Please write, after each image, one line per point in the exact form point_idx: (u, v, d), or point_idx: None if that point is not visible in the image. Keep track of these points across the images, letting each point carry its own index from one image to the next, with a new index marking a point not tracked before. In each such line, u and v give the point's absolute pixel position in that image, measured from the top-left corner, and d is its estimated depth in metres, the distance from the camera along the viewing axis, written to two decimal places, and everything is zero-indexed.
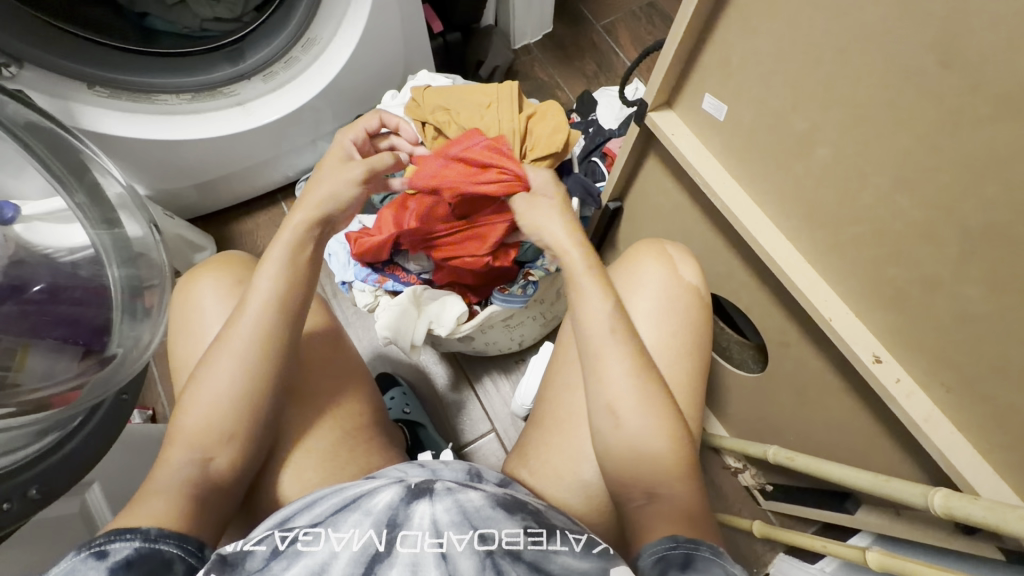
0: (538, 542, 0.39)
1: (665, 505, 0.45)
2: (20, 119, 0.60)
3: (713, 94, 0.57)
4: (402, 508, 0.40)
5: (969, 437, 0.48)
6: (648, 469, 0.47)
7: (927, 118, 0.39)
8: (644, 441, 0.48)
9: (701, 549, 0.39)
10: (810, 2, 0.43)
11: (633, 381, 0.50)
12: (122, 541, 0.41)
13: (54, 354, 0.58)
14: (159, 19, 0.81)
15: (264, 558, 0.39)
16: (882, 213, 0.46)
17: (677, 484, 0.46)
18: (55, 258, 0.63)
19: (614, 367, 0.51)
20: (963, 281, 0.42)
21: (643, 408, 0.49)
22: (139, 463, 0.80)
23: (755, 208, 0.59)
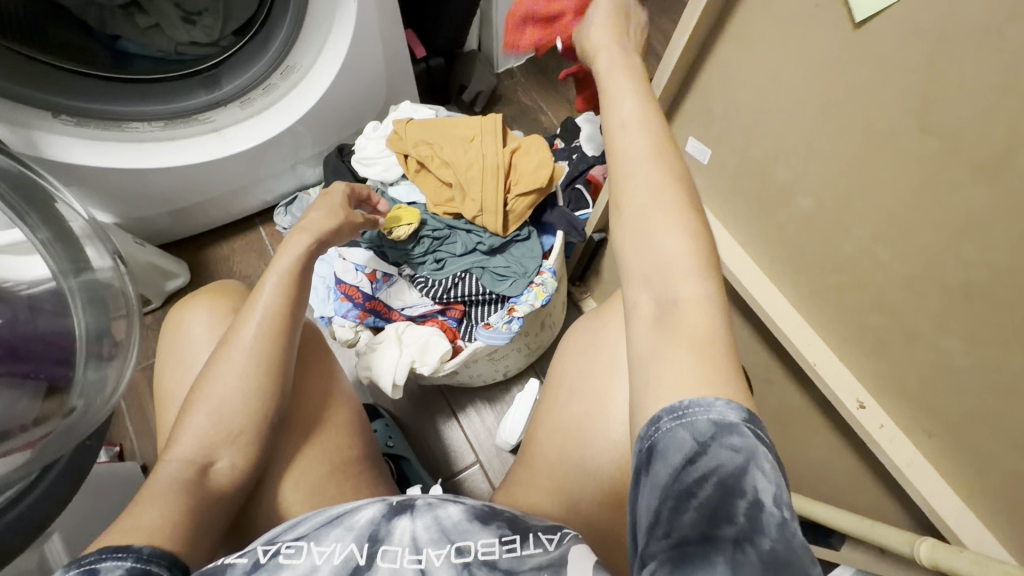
0: (513, 549, 0.38)
1: (677, 329, 0.37)
2: None
3: (697, 137, 0.57)
4: (383, 524, 0.40)
5: (953, 485, 0.48)
6: (660, 276, 0.39)
7: (909, 176, 0.40)
8: (663, 244, 0.39)
9: (660, 426, 0.33)
10: (792, 59, 0.44)
11: (657, 168, 0.41)
12: (113, 560, 0.37)
13: (14, 395, 0.53)
14: (132, 43, 0.78)
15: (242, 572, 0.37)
16: (864, 264, 0.47)
17: (692, 290, 0.38)
18: (14, 292, 0.57)
19: (630, 143, 0.42)
20: (945, 335, 0.43)
21: (663, 201, 0.40)
22: (104, 508, 0.75)
23: (739, 249, 0.60)
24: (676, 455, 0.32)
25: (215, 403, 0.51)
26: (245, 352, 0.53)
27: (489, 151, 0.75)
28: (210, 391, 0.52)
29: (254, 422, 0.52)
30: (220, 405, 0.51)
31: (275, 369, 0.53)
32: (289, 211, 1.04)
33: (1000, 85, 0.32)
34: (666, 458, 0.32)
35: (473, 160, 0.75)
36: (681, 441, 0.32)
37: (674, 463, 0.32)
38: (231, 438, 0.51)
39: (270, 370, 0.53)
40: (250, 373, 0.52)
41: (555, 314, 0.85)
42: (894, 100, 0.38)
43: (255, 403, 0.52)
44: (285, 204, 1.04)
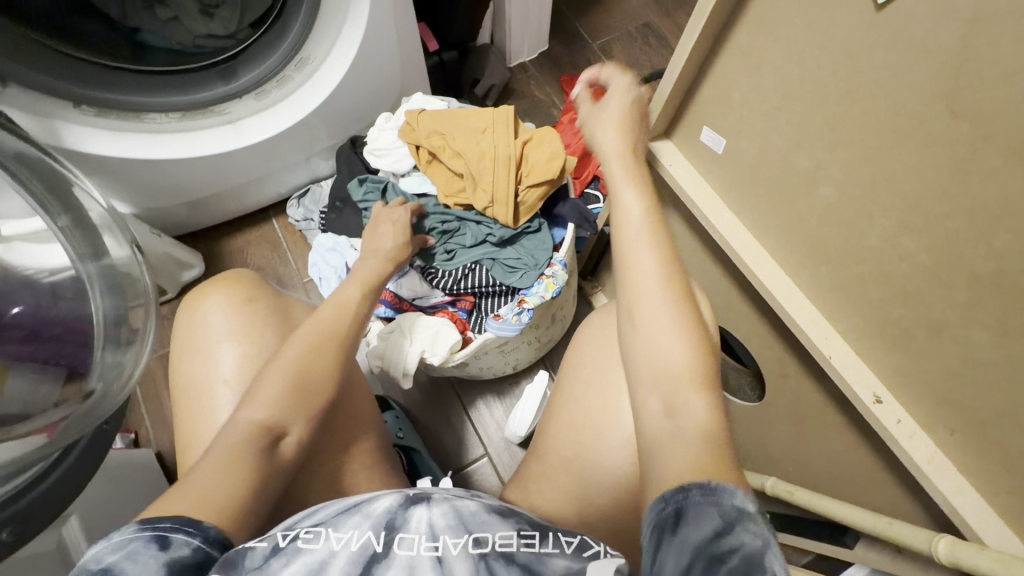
0: (532, 544, 0.38)
1: (683, 424, 0.40)
2: (10, 149, 0.59)
3: (713, 127, 0.57)
4: (400, 512, 0.40)
5: (974, 481, 0.47)
6: (665, 377, 0.44)
7: (935, 164, 0.39)
8: (666, 350, 0.44)
9: (690, 497, 0.34)
10: (813, 43, 0.43)
11: (660, 274, 0.47)
12: (183, 535, 0.38)
13: (37, 377, 0.55)
14: (152, 35, 0.79)
15: (263, 556, 0.37)
16: (887, 254, 0.46)
17: (698, 395, 0.42)
18: (34, 279, 0.59)
19: (640, 258, 0.48)
20: (970, 325, 0.42)
21: (667, 317, 0.46)
22: (119, 494, 0.77)
23: (754, 241, 0.59)
24: (704, 526, 0.32)
25: (286, 372, 0.51)
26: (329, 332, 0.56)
27: (501, 142, 0.74)
28: (279, 362, 0.52)
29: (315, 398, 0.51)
30: (296, 371, 0.51)
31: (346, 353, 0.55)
32: (303, 203, 1.05)
33: None
34: (695, 527, 0.33)
35: (485, 150, 0.75)
36: (710, 516, 0.33)
37: (702, 532, 0.32)
38: (306, 407, 0.50)
39: (340, 354, 0.55)
40: (323, 354, 0.53)
41: (565, 308, 0.85)
42: (921, 85, 0.38)
43: (323, 379, 0.52)
44: (299, 197, 1.06)
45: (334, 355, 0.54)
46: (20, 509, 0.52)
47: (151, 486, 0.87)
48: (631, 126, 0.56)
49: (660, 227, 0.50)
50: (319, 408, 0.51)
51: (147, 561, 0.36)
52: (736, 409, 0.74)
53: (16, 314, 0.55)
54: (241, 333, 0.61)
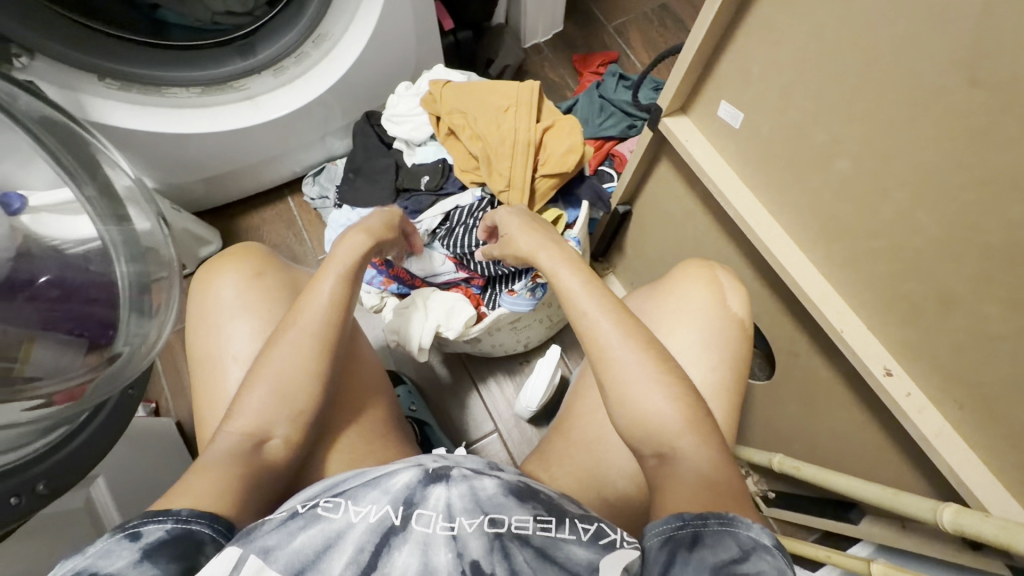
0: (548, 528, 0.39)
1: (678, 471, 0.43)
2: (36, 113, 0.62)
3: (730, 101, 0.57)
4: (419, 489, 0.41)
5: (980, 454, 0.47)
6: (655, 432, 0.46)
7: (953, 133, 0.39)
8: (646, 404, 0.47)
9: (708, 524, 0.37)
10: (834, 14, 0.43)
11: (626, 340, 0.50)
12: (154, 523, 0.39)
13: (63, 347, 0.57)
14: (172, 13, 0.79)
15: (280, 521, 0.40)
16: (902, 228, 0.46)
17: (688, 438, 0.45)
18: (63, 250, 0.61)
19: (603, 329, 0.51)
20: (982, 300, 0.42)
21: (643, 373, 0.48)
22: (144, 459, 0.80)
23: (769, 217, 0.59)
24: (722, 552, 0.35)
25: (276, 378, 0.52)
26: (304, 336, 0.54)
27: (521, 126, 0.75)
28: (269, 374, 0.53)
29: (310, 402, 0.53)
30: (279, 382, 0.52)
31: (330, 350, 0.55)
32: (317, 181, 1.06)
33: None
34: (713, 550, 0.35)
35: (506, 136, 0.75)
36: (727, 545, 0.35)
37: (720, 555, 0.35)
38: (287, 412, 0.52)
39: (323, 349, 0.55)
40: (310, 357, 0.54)
41: None
42: (941, 54, 0.38)
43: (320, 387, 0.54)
44: (314, 174, 1.07)
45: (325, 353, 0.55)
46: (52, 465, 0.54)
47: (172, 453, 0.89)
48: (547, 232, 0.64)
49: (614, 303, 0.53)
50: (309, 417, 0.53)
51: (121, 552, 0.36)
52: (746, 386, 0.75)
53: (45, 283, 0.57)
54: (258, 308, 0.63)
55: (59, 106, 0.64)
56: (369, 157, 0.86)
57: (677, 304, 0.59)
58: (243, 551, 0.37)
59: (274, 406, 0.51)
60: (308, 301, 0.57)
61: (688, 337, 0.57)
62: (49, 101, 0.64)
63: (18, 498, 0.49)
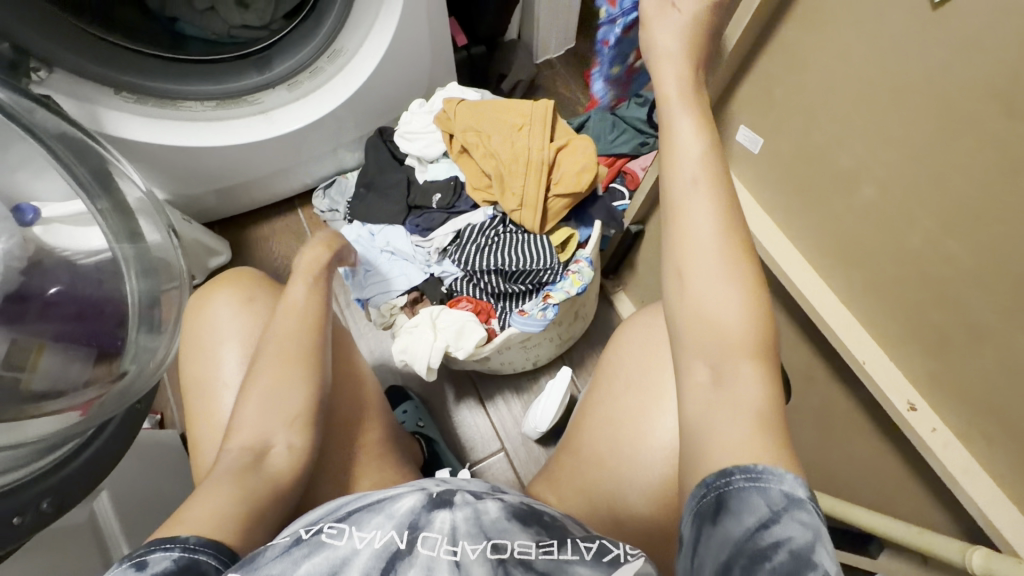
0: (550, 552, 0.38)
1: (734, 394, 0.38)
2: (53, 130, 0.63)
3: (752, 126, 0.56)
4: (423, 513, 0.40)
5: (1010, 494, 0.46)
6: (716, 343, 0.40)
7: (987, 158, 0.38)
8: (716, 309, 0.41)
9: (733, 482, 0.34)
10: (866, 43, 0.42)
11: (716, 224, 0.42)
12: (161, 551, 0.37)
13: (69, 357, 0.57)
14: (189, 25, 0.82)
15: (283, 546, 0.39)
16: (935, 259, 0.44)
17: (750, 364, 0.39)
18: (74, 261, 0.60)
19: (695, 207, 0.43)
20: (1017, 335, 0.41)
21: (721, 274, 0.41)
22: (148, 474, 0.79)
23: (787, 242, 0.58)
24: (747, 517, 0.32)
25: (269, 387, 0.52)
26: (285, 339, 0.55)
27: (534, 145, 0.74)
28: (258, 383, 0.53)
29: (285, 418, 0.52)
30: (271, 383, 0.52)
31: (312, 344, 0.56)
32: (328, 194, 1.06)
33: None
34: (739, 517, 0.32)
35: (518, 155, 0.75)
36: (754, 506, 0.32)
37: (746, 523, 0.32)
38: (281, 416, 0.51)
39: (309, 347, 0.55)
40: (291, 355, 0.54)
41: (588, 305, 0.85)
42: (980, 87, 0.37)
43: (312, 388, 0.53)
44: (325, 187, 1.06)
45: (306, 352, 0.55)
46: (57, 481, 0.53)
47: (176, 467, 0.88)
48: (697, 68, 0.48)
49: (719, 167, 0.44)
50: (297, 410, 0.52)
51: None
52: None
53: (55, 295, 0.57)
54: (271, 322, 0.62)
55: (77, 123, 0.66)
56: (383, 172, 0.86)
57: None
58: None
59: (266, 410, 0.51)
60: (286, 308, 0.58)
61: None
62: (69, 119, 0.65)
63: (20, 518, 0.49)
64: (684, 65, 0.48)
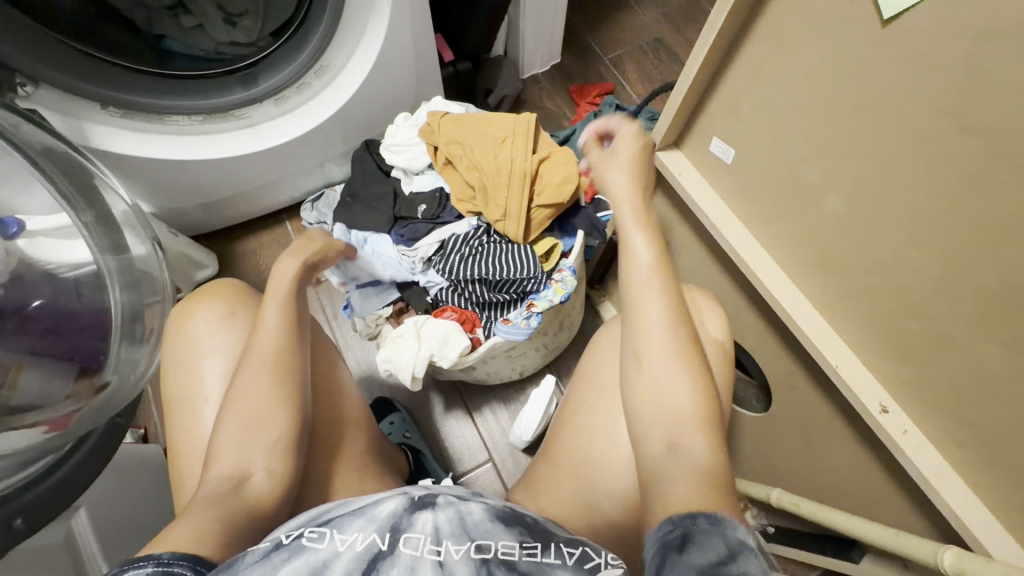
0: (533, 554, 0.39)
1: (684, 460, 0.43)
2: (37, 144, 0.62)
3: (721, 137, 0.56)
4: (405, 516, 0.41)
5: (982, 496, 0.46)
6: (670, 417, 0.46)
7: (941, 167, 0.38)
8: (669, 389, 0.47)
9: (698, 522, 0.35)
10: (822, 59, 0.43)
11: (666, 319, 0.50)
12: (133, 569, 0.36)
13: (49, 373, 0.58)
14: (177, 42, 0.81)
15: (263, 551, 0.38)
16: (896, 267, 0.45)
17: (699, 435, 0.44)
18: (57, 274, 0.62)
19: (648, 303, 0.51)
20: (979, 341, 0.41)
21: (668, 361, 0.48)
22: (128, 490, 0.78)
23: (761, 250, 0.58)
24: (710, 552, 0.33)
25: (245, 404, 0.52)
26: (261, 363, 0.54)
27: (517, 156, 0.75)
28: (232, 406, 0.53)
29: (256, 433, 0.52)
30: (249, 408, 0.52)
31: (290, 371, 0.54)
32: (314, 207, 1.06)
33: None
34: (701, 551, 0.33)
35: (502, 166, 0.76)
36: (716, 545, 0.34)
37: (709, 557, 0.33)
38: (264, 444, 0.50)
39: (283, 365, 0.54)
40: (269, 383, 0.53)
41: (574, 314, 0.86)
42: (929, 99, 0.37)
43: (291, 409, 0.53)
44: (312, 200, 1.06)
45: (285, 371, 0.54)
46: (33, 498, 0.51)
47: (158, 483, 0.87)
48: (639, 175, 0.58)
49: (666, 270, 0.52)
50: (277, 436, 0.51)
51: None
52: (743, 419, 0.74)
53: (37, 308, 0.58)
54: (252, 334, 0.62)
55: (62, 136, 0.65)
56: (367, 183, 0.87)
57: None
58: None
59: (244, 431, 0.51)
60: (258, 332, 0.56)
61: None
62: (53, 131, 0.65)
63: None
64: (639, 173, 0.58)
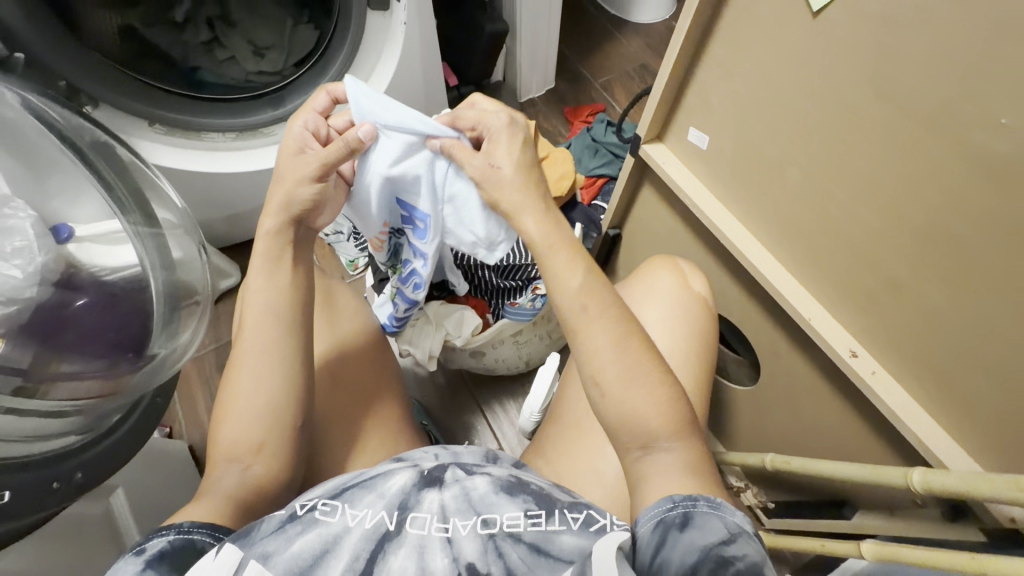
0: (538, 522, 0.42)
1: (660, 465, 0.47)
2: (87, 137, 0.72)
3: (697, 127, 0.64)
4: (414, 493, 0.44)
5: (944, 426, 0.51)
6: (642, 430, 0.48)
7: (869, 128, 0.45)
8: (637, 406, 0.47)
9: (698, 507, 0.42)
10: (770, 50, 0.51)
11: (617, 345, 0.49)
12: (158, 536, 0.42)
13: (84, 362, 0.62)
14: (208, 72, 0.93)
15: (279, 520, 0.41)
16: (846, 223, 0.51)
17: (674, 441, 0.47)
18: (101, 277, 0.68)
19: (593, 332, 0.49)
20: (920, 279, 0.47)
21: (630, 377, 0.48)
22: (155, 477, 0.82)
23: (739, 225, 0.65)
24: (712, 533, 0.40)
25: (246, 399, 0.53)
26: (259, 360, 0.54)
27: None
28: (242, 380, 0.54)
29: None
30: (253, 404, 0.53)
31: (292, 361, 0.55)
32: None
33: (938, 45, 0.38)
34: (702, 531, 0.40)
35: None
36: (716, 526, 0.41)
37: (708, 537, 0.40)
38: (265, 425, 0.53)
39: (278, 356, 0.55)
40: (269, 376, 0.54)
41: None
42: (855, 72, 0.45)
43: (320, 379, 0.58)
44: None
45: (288, 347, 0.56)
46: (87, 457, 0.57)
47: (183, 477, 0.91)
48: (529, 174, 0.55)
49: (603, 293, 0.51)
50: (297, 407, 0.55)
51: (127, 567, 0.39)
52: (736, 393, 0.79)
53: (79, 306, 0.64)
54: None
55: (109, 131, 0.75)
56: None
57: (647, 294, 0.66)
58: (244, 555, 0.39)
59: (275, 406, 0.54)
60: (241, 336, 0.56)
61: (664, 321, 0.63)
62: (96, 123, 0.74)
63: (59, 484, 0.53)
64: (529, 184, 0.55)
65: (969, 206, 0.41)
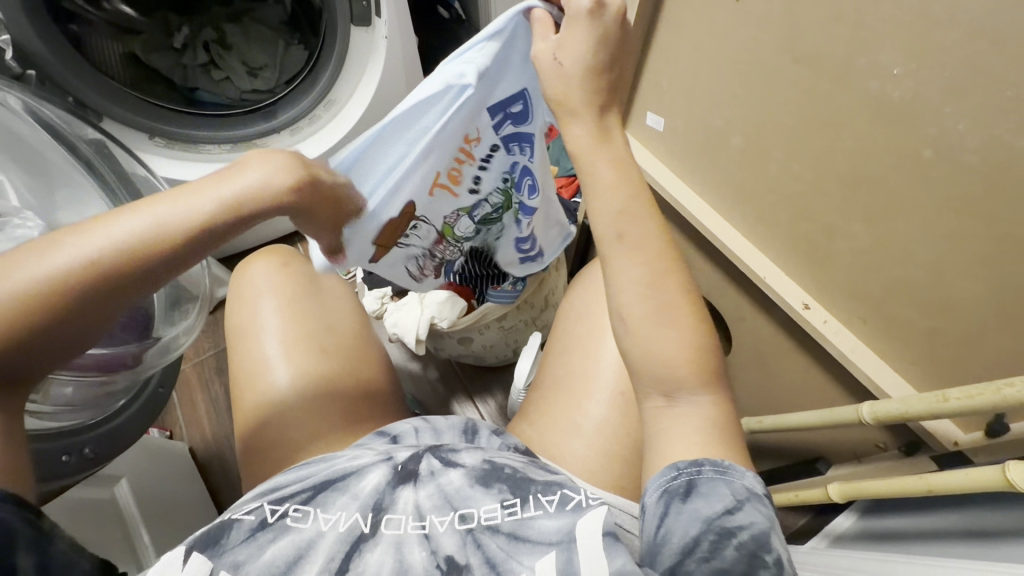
0: (514, 512, 0.41)
1: (685, 415, 0.40)
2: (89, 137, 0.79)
3: (654, 110, 0.70)
4: (388, 492, 0.43)
5: (891, 361, 0.55)
6: (667, 375, 0.41)
7: (792, 92, 0.51)
8: (664, 346, 0.41)
9: (703, 472, 0.36)
10: (706, 32, 0.57)
11: (651, 276, 0.42)
12: None
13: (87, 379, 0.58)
14: (206, 92, 1.00)
15: (249, 528, 0.40)
16: (785, 180, 0.57)
17: (703, 390, 0.41)
18: None
19: (627, 262, 0.42)
20: (851, 222, 0.52)
21: (665, 315, 0.41)
22: (157, 470, 0.85)
23: (697, 197, 0.70)
24: (719, 503, 0.35)
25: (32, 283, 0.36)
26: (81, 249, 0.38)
27: None
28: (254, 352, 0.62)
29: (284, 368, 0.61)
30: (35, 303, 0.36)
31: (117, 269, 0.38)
32: None
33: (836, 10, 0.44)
34: (708, 501, 0.35)
35: None
36: (723, 494, 0.35)
37: (714, 507, 0.34)
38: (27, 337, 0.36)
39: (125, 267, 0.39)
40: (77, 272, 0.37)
41: (557, 295, 0.96)
42: (775, 44, 0.50)
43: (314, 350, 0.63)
44: None
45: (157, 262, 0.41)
46: (99, 432, 0.61)
47: (185, 474, 0.94)
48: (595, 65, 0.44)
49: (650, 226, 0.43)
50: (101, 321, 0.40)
51: None
52: None
53: None
54: (304, 284, 0.69)
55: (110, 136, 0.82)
56: None
57: None
58: (214, 565, 0.37)
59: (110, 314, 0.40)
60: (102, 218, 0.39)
61: None
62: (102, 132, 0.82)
63: (70, 457, 0.57)
64: (591, 92, 0.44)
65: (878, 148, 0.46)
